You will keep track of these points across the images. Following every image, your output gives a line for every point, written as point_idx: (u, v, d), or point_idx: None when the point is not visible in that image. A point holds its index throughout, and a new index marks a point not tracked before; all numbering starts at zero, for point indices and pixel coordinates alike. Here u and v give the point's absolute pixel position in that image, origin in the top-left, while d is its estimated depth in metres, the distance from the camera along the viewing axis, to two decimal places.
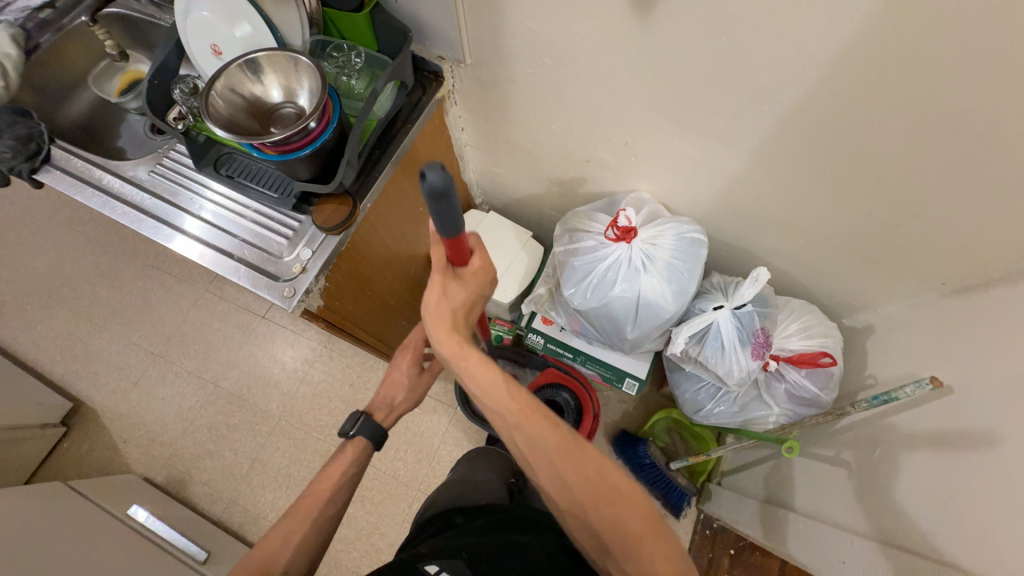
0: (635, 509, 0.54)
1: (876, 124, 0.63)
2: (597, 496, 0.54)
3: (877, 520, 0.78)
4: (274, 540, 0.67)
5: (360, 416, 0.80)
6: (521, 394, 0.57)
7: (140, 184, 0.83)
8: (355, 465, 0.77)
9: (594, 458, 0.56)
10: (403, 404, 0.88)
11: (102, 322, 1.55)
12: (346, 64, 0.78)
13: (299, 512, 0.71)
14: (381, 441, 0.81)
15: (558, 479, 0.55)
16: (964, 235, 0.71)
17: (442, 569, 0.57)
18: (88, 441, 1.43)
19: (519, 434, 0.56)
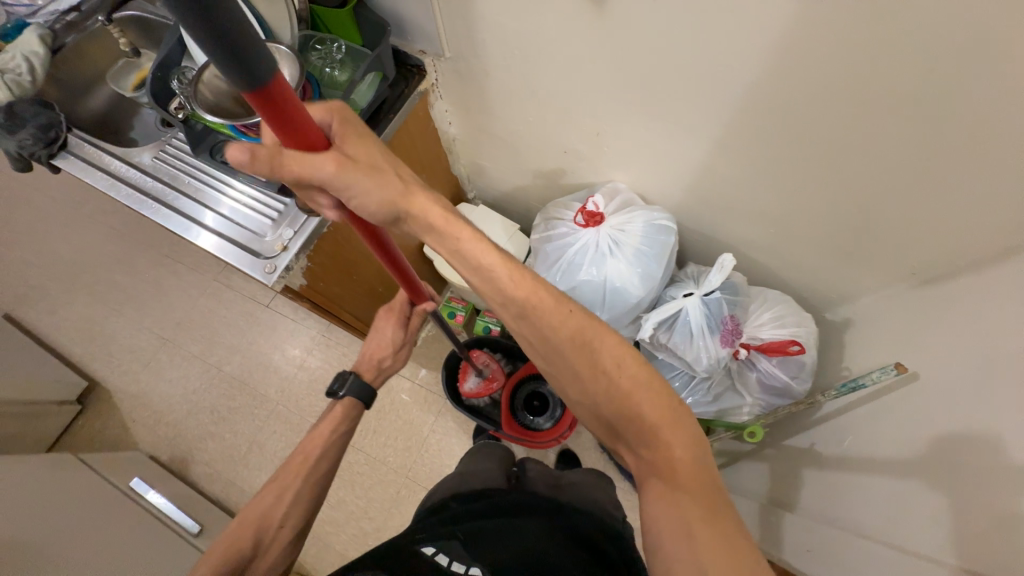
0: (653, 394, 0.58)
1: (828, 110, 0.64)
2: (613, 388, 0.59)
3: (858, 515, 0.80)
4: (270, 493, 0.75)
5: (350, 376, 0.85)
6: (523, 278, 0.58)
7: (144, 168, 0.91)
8: (347, 420, 0.83)
9: (610, 348, 0.59)
10: (391, 366, 0.92)
11: (118, 307, 1.69)
12: (328, 56, 0.83)
13: (293, 466, 0.78)
14: (369, 398, 0.86)
15: (576, 370, 0.60)
16: (929, 225, 0.70)
17: (438, 550, 0.65)
18: (99, 419, 1.57)
19: (532, 321, 0.59)
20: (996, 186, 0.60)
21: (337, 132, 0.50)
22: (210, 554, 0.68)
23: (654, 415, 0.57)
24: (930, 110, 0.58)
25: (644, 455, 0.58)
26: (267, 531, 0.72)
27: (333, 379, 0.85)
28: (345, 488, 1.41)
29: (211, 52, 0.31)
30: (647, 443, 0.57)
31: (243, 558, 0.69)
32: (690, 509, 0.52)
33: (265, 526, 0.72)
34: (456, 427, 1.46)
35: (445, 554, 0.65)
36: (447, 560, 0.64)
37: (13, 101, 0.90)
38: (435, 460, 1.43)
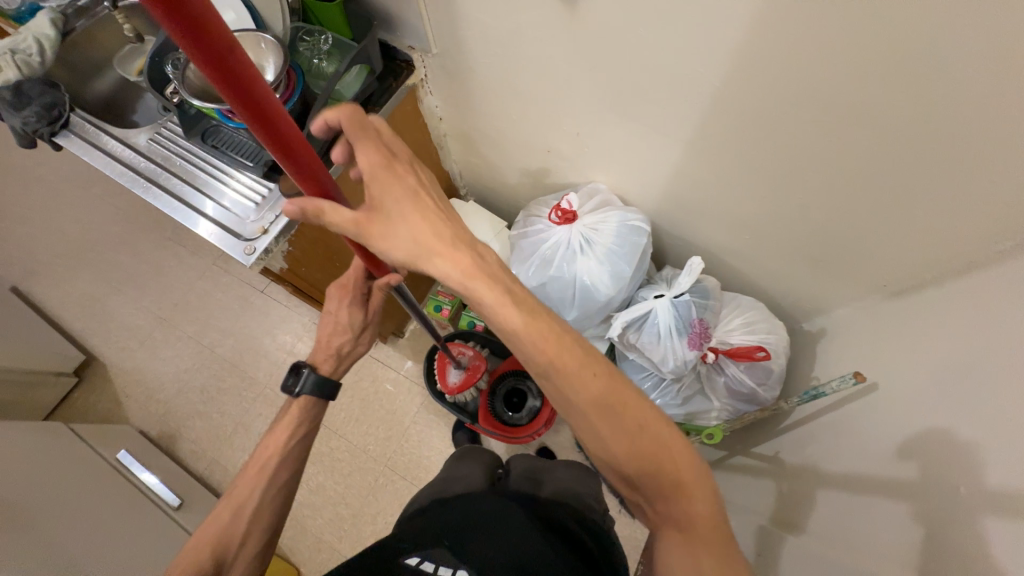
0: (674, 451, 0.57)
1: (792, 118, 0.64)
2: (636, 450, 0.56)
3: (805, 519, 0.81)
4: (227, 508, 0.70)
5: (304, 370, 0.78)
6: (544, 330, 0.57)
7: (138, 148, 0.94)
8: (306, 419, 0.78)
9: (633, 407, 0.57)
10: (352, 352, 0.85)
11: (120, 285, 1.74)
12: (315, 48, 0.85)
13: (248, 478, 0.73)
14: (329, 390, 0.79)
15: (597, 432, 0.57)
16: (897, 236, 0.70)
17: (424, 559, 0.59)
18: (95, 392, 1.62)
19: (555, 383, 0.57)
20: (956, 197, 0.60)
21: (372, 174, 0.54)
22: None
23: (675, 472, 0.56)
24: (886, 123, 0.58)
25: (660, 509, 0.58)
26: (229, 548, 0.68)
27: (287, 374, 0.78)
28: (325, 473, 1.44)
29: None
30: (667, 499, 0.57)
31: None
32: (705, 559, 0.54)
33: (224, 545, 0.68)
34: (438, 420, 1.48)
35: (432, 561, 0.59)
36: (432, 566, 0.58)
37: (21, 79, 0.94)
38: (415, 451, 1.45)
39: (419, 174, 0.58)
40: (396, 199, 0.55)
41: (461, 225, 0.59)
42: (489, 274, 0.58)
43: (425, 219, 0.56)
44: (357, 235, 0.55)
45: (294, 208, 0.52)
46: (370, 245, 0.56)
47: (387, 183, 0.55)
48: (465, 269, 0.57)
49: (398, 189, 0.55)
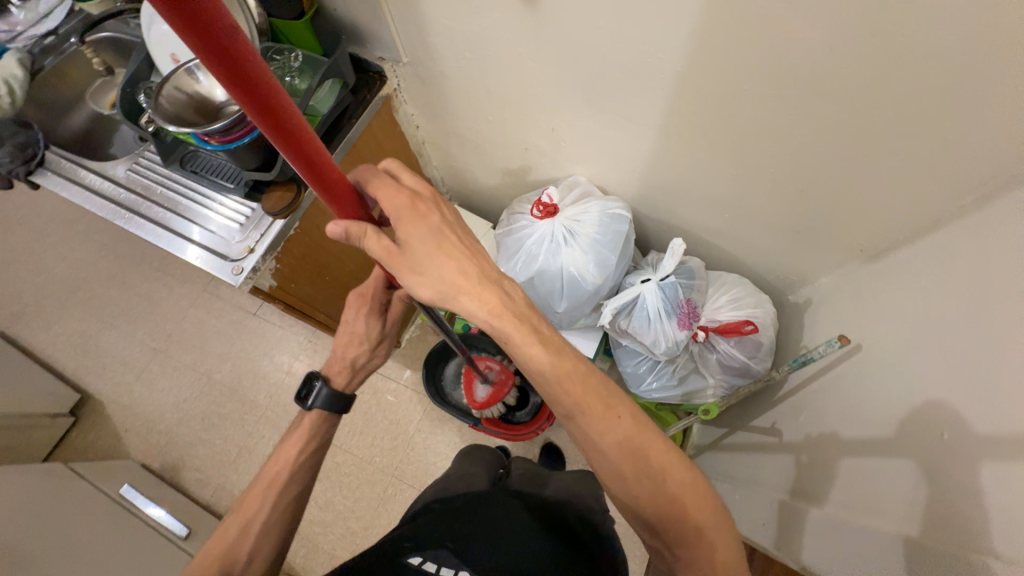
0: (695, 496, 0.58)
1: (754, 96, 0.66)
2: (656, 489, 0.57)
3: (802, 485, 0.83)
4: (235, 524, 0.69)
5: (317, 383, 0.77)
6: (568, 366, 0.60)
7: (117, 180, 0.94)
8: (317, 434, 0.77)
9: (653, 448, 0.59)
10: (366, 364, 0.85)
11: (111, 320, 1.73)
12: (286, 66, 0.85)
13: (257, 491, 0.72)
14: (342, 405, 0.79)
15: (620, 471, 0.58)
16: (865, 201, 0.73)
17: (426, 560, 0.57)
18: (93, 430, 1.60)
19: (577, 422, 0.60)
20: (914, 158, 0.63)
21: (397, 211, 0.56)
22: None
23: (695, 513, 0.57)
24: (841, 95, 0.61)
25: (681, 556, 0.56)
26: (235, 567, 0.66)
27: (301, 386, 0.78)
28: (333, 488, 1.43)
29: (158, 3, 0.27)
30: (688, 545, 0.56)
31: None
32: None
33: (232, 560, 0.67)
34: (442, 425, 1.48)
35: (434, 562, 0.57)
36: (435, 567, 0.56)
37: None
38: (421, 459, 1.45)
39: (443, 210, 0.60)
40: (421, 236, 0.57)
41: (488, 261, 0.60)
42: (517, 313, 0.60)
43: (451, 257, 0.58)
44: (389, 268, 0.57)
45: (339, 228, 0.53)
46: (402, 280, 0.58)
47: (412, 221, 0.57)
48: (493, 307, 0.58)
49: (423, 228, 0.57)
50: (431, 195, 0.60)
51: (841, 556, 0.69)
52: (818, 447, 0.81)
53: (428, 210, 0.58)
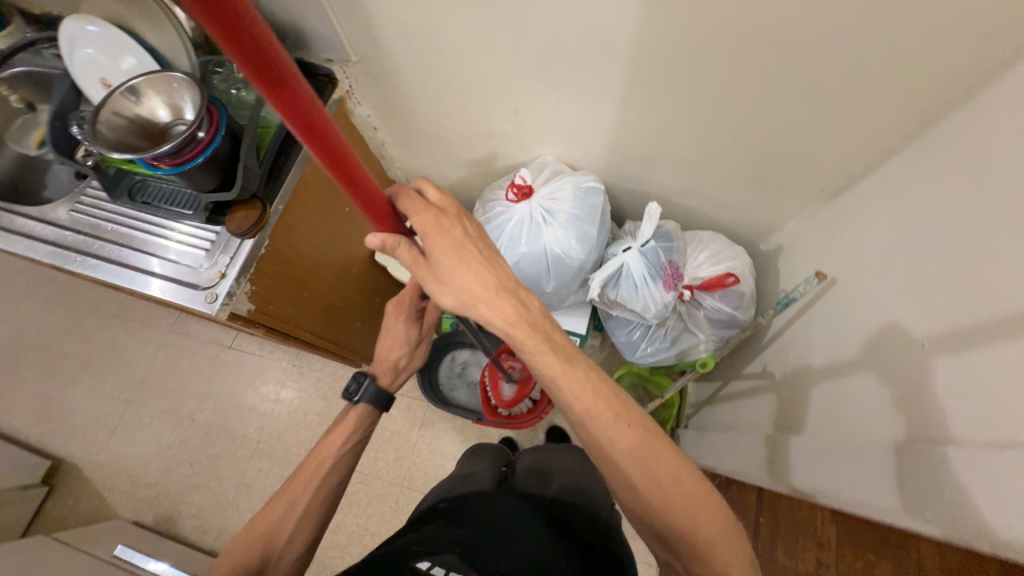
0: (708, 509, 0.59)
1: (706, 55, 0.68)
2: (668, 501, 0.59)
3: (785, 418, 0.87)
4: (280, 504, 0.71)
5: (366, 379, 0.80)
6: (582, 375, 0.61)
7: (60, 223, 0.87)
8: (360, 428, 0.79)
9: (664, 461, 0.61)
10: (406, 366, 0.88)
11: (73, 377, 1.61)
12: (230, 78, 0.82)
13: (303, 476, 0.73)
14: (385, 403, 0.81)
15: (629, 482, 0.60)
16: (820, 142, 0.76)
17: (435, 565, 0.58)
18: (72, 496, 1.50)
19: (588, 428, 0.61)
20: (857, 94, 0.66)
21: (423, 224, 0.59)
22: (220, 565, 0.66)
23: (707, 529, 0.58)
24: (786, 45, 0.63)
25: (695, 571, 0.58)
26: (275, 547, 0.68)
27: (348, 381, 0.80)
28: (343, 509, 1.40)
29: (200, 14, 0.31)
30: (700, 559, 0.57)
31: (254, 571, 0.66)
32: None
33: (273, 540, 0.68)
34: (445, 427, 1.47)
35: (442, 567, 0.57)
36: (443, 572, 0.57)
37: None
38: (429, 463, 1.43)
39: (467, 226, 0.62)
40: (444, 250, 0.59)
41: (507, 273, 0.62)
42: (530, 321, 0.62)
43: (471, 269, 0.60)
44: (416, 275, 0.61)
45: (376, 241, 0.57)
46: (427, 286, 0.61)
47: (436, 236, 0.59)
48: (508, 315, 0.61)
49: (447, 242, 0.59)
50: (456, 210, 0.62)
51: (816, 472, 0.73)
52: (805, 381, 0.85)
53: (453, 224, 0.60)
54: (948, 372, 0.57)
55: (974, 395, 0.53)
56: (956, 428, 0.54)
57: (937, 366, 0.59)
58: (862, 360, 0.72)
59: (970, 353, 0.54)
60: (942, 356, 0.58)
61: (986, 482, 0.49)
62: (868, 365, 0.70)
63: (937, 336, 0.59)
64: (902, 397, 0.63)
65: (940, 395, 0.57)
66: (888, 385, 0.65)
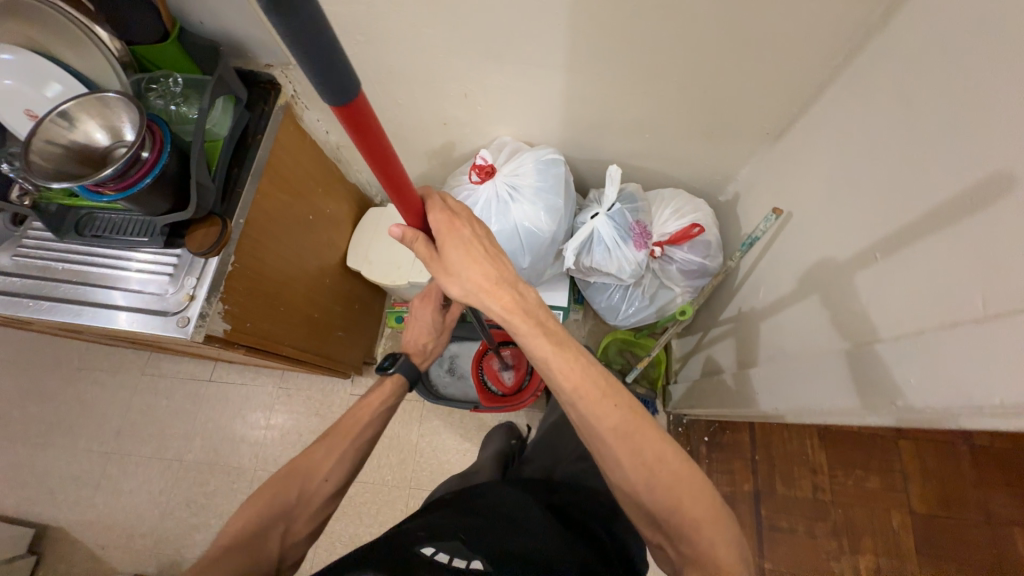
0: (694, 488, 0.61)
1: (643, 13, 0.70)
2: (654, 479, 0.61)
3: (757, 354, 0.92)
4: (321, 447, 0.70)
5: (400, 355, 0.86)
6: (575, 364, 0.63)
7: (4, 271, 0.82)
8: (392, 398, 0.80)
9: (651, 442, 0.62)
10: (434, 350, 0.91)
11: (43, 439, 1.52)
12: (168, 93, 0.79)
13: (346, 424, 0.74)
14: (414, 381, 0.85)
15: (618, 460, 0.62)
16: (760, 85, 0.80)
17: (440, 550, 0.57)
18: (63, 561, 1.42)
19: (578, 409, 0.63)
20: (785, 32, 0.70)
21: (440, 223, 0.62)
22: (258, 496, 0.64)
23: (694, 509, 0.59)
24: None
25: (685, 553, 0.59)
26: (311, 483, 0.67)
27: (384, 357, 0.85)
28: (353, 522, 1.38)
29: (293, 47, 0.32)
30: (685, 538, 0.59)
31: (289, 504, 0.65)
32: None
33: (309, 477, 0.67)
34: (443, 423, 1.47)
35: (446, 553, 0.57)
36: (447, 557, 0.56)
37: None
38: (433, 461, 1.43)
39: (478, 225, 0.64)
40: (455, 246, 0.61)
41: (510, 267, 0.64)
42: (529, 311, 0.64)
43: (478, 262, 0.62)
44: (428, 269, 0.63)
45: (399, 232, 0.59)
46: (437, 278, 0.64)
47: (449, 232, 0.62)
48: (506, 304, 0.62)
49: (456, 239, 0.61)
50: (470, 212, 0.65)
51: (787, 392, 0.77)
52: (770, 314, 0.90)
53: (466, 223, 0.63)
54: (892, 277, 0.62)
55: (918, 294, 0.57)
56: (905, 329, 0.59)
57: (883, 276, 0.63)
58: (818, 283, 0.76)
59: (912, 255, 0.59)
60: (889, 264, 0.62)
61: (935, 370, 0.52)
62: (824, 287, 0.75)
63: (881, 246, 0.64)
64: (857, 309, 0.67)
65: (888, 300, 0.62)
66: (844, 301, 0.70)
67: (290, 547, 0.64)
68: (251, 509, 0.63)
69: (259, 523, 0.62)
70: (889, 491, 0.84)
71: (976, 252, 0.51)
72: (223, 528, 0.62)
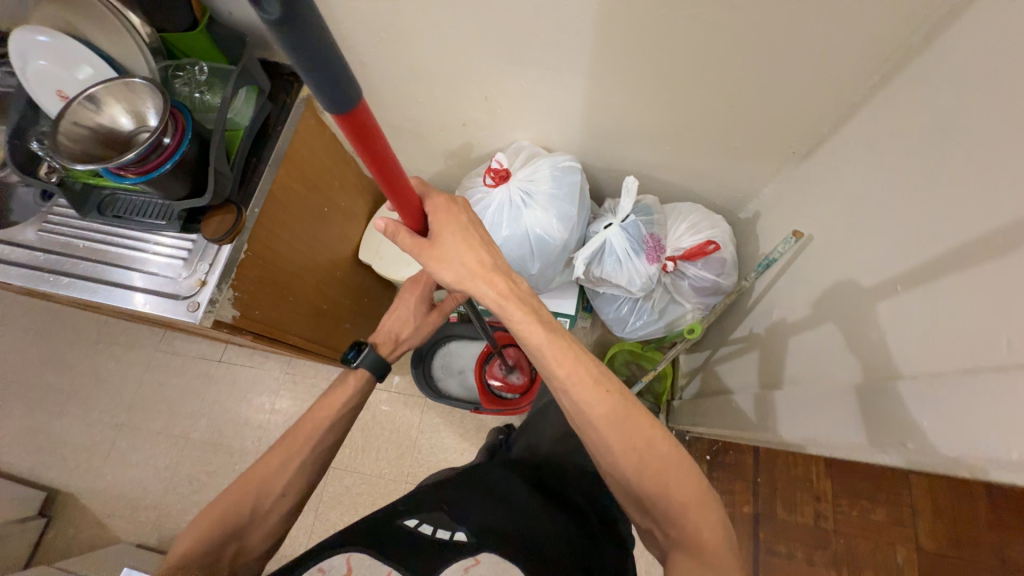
0: (682, 473, 0.60)
1: (670, 21, 0.68)
2: (644, 463, 0.60)
3: (766, 377, 0.90)
4: (274, 457, 0.66)
5: (366, 346, 0.77)
6: (568, 352, 0.62)
7: (31, 245, 0.85)
8: (358, 395, 0.74)
9: (641, 429, 0.61)
10: (407, 341, 0.89)
11: (59, 407, 1.58)
12: (192, 81, 0.80)
13: (305, 428, 0.68)
14: (383, 371, 0.78)
15: (609, 447, 0.61)
16: (788, 102, 0.78)
17: (422, 522, 0.62)
18: (70, 526, 1.47)
19: (568, 397, 0.62)
20: (817, 49, 0.67)
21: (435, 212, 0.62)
22: (206, 514, 0.61)
23: (681, 493, 0.59)
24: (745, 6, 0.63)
25: (672, 536, 0.59)
26: (267, 498, 0.64)
27: (348, 347, 0.77)
28: (348, 512, 1.39)
29: (291, 56, 0.32)
30: (672, 521, 0.59)
31: (243, 521, 0.62)
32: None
33: (264, 492, 0.63)
34: (444, 422, 1.47)
35: (429, 524, 0.62)
36: (432, 528, 0.61)
37: None
38: (431, 458, 1.43)
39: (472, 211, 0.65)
40: (450, 235, 0.62)
41: (500, 255, 0.64)
42: (523, 298, 0.63)
43: (472, 247, 0.62)
44: (419, 259, 0.62)
45: (382, 224, 0.57)
46: (429, 268, 0.63)
47: (444, 219, 0.62)
48: (500, 290, 0.62)
49: (452, 225, 0.62)
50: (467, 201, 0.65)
51: (793, 420, 0.75)
52: (782, 336, 0.88)
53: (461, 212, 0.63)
54: (914, 312, 0.59)
55: (940, 331, 0.55)
56: (925, 367, 0.56)
57: (904, 309, 0.61)
58: (835, 310, 0.74)
59: (937, 290, 0.56)
60: (911, 298, 0.60)
61: (952, 414, 0.49)
62: (841, 314, 0.72)
63: (904, 280, 0.61)
64: (875, 341, 0.64)
65: (908, 335, 0.59)
66: (861, 331, 0.67)
67: (246, 563, 0.62)
68: (201, 528, 0.60)
69: (208, 544, 0.59)
70: (896, 524, 0.73)
71: (1005, 293, 0.48)
72: (170, 550, 0.59)
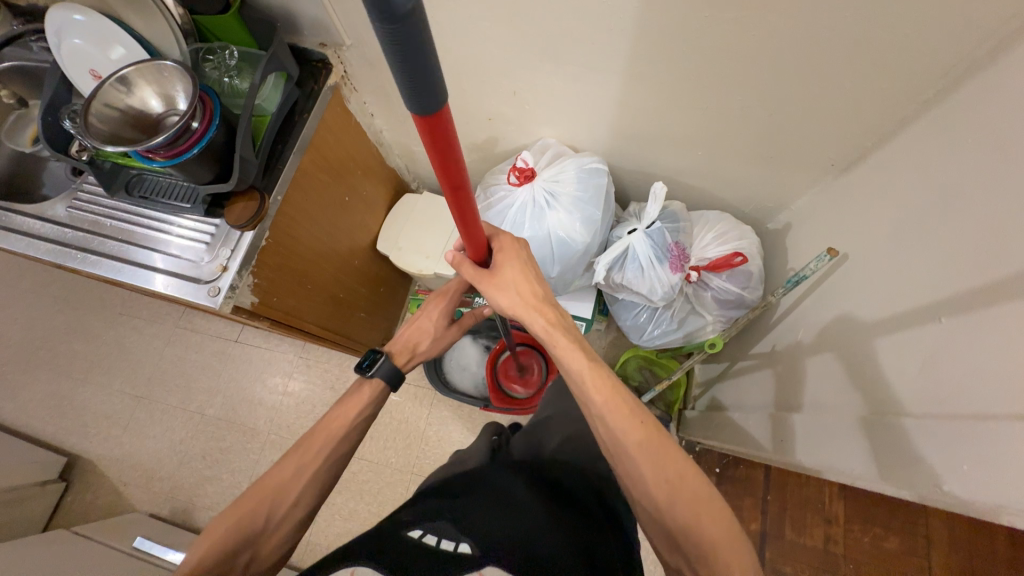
0: (714, 508, 0.57)
1: (712, 21, 0.65)
2: (676, 493, 0.58)
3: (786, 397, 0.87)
4: (289, 466, 0.66)
5: (382, 355, 0.77)
6: (606, 381, 0.63)
7: (60, 221, 0.86)
8: (372, 404, 0.74)
9: (673, 458, 0.59)
10: (425, 353, 0.87)
11: (83, 375, 1.63)
12: (222, 66, 0.80)
13: (319, 439, 0.69)
14: (398, 382, 0.78)
15: (640, 475, 0.59)
16: (831, 113, 0.74)
17: (427, 531, 0.58)
18: (88, 492, 1.52)
19: (605, 423, 0.62)
20: (870, 57, 0.63)
21: (499, 242, 0.65)
22: (212, 532, 0.61)
23: (711, 527, 0.55)
24: (793, 8, 0.60)
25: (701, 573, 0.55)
26: (279, 509, 0.64)
27: (364, 356, 0.77)
28: (354, 497, 1.40)
29: (397, 81, 0.31)
30: (703, 559, 0.55)
31: (256, 531, 0.62)
32: None
33: (275, 504, 0.64)
34: (452, 415, 1.47)
35: (434, 534, 0.58)
36: (435, 539, 0.57)
37: None
38: (437, 451, 1.44)
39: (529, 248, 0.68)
40: (509, 264, 0.65)
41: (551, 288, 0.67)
42: (570, 329, 0.66)
43: (527, 276, 0.65)
44: (478, 286, 0.65)
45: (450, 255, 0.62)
46: (485, 293, 0.65)
47: (506, 250, 0.65)
48: (548, 316, 0.65)
49: (513, 256, 0.65)
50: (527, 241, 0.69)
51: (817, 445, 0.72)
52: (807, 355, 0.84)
53: (520, 246, 0.66)
54: (950, 345, 0.56)
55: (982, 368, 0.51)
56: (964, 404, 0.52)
57: (942, 340, 0.57)
58: (868, 333, 0.70)
59: (977, 324, 0.53)
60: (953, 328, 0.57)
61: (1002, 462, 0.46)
62: (869, 338, 0.70)
63: (946, 309, 0.57)
64: (904, 371, 0.62)
65: (944, 366, 0.56)
66: (890, 358, 0.65)
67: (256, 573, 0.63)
68: (213, 539, 0.60)
69: (221, 552, 0.59)
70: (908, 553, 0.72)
71: None
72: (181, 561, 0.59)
